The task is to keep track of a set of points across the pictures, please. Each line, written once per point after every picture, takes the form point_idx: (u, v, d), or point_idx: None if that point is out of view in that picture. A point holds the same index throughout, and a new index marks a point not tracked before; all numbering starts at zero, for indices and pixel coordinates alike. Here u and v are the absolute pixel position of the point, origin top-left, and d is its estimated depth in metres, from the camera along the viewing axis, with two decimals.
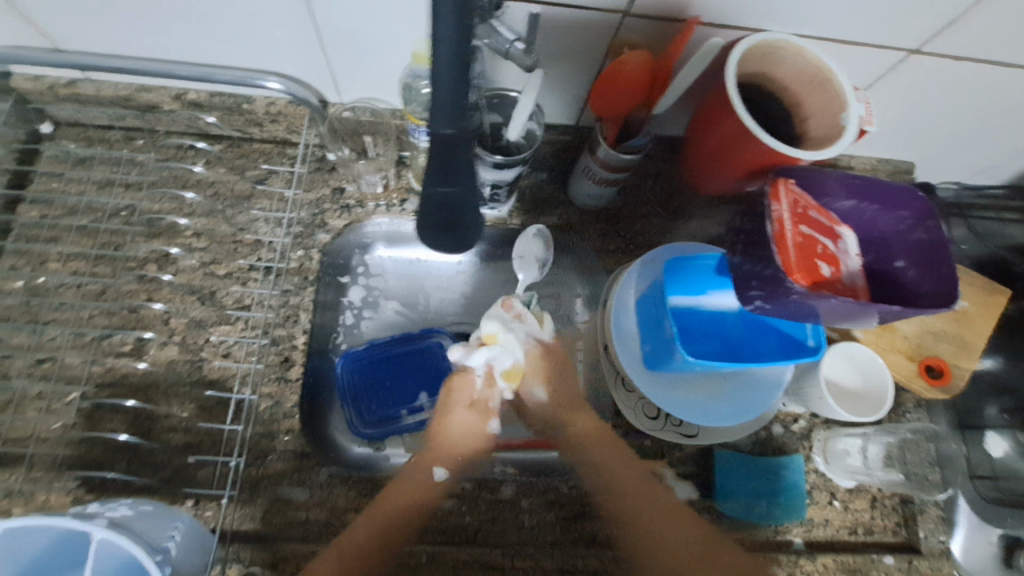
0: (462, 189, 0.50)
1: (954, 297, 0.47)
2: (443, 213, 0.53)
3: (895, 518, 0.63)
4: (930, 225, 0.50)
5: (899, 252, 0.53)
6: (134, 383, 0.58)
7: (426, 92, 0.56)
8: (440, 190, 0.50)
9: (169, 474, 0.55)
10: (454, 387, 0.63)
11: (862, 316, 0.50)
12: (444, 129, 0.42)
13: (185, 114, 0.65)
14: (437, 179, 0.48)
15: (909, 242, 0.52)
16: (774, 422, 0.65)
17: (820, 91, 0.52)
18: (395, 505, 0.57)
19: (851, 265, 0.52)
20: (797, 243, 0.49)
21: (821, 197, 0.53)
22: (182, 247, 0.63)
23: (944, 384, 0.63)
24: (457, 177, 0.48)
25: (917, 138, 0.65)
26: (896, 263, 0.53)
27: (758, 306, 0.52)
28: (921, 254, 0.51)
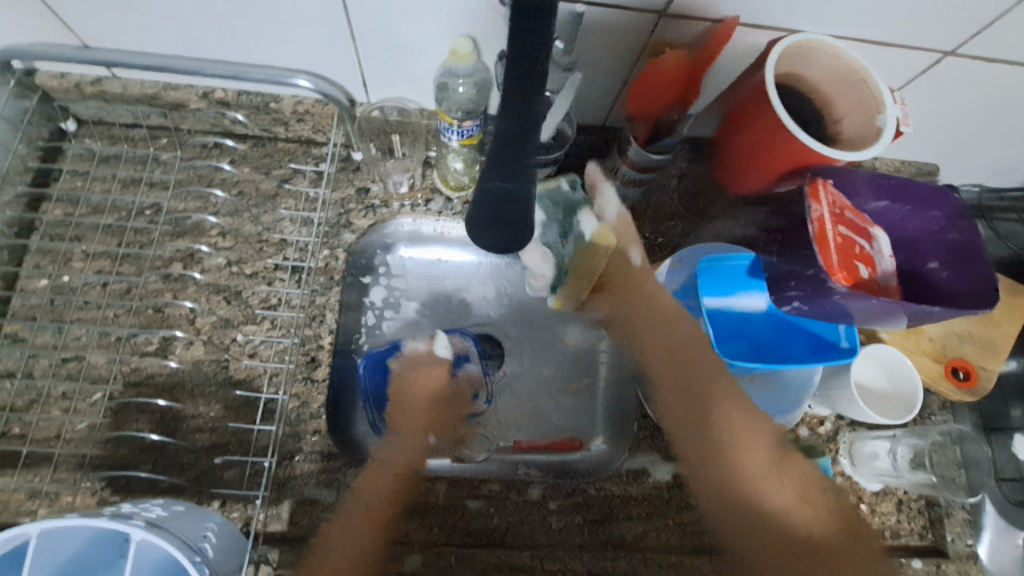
0: (520, 185, 0.50)
1: (993, 297, 0.48)
2: (499, 214, 0.53)
3: (921, 521, 0.63)
4: (964, 225, 0.51)
5: (930, 253, 0.53)
6: (161, 383, 0.58)
7: (462, 91, 0.57)
8: (499, 184, 0.49)
9: (197, 474, 0.55)
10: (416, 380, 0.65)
11: (896, 317, 0.50)
12: (507, 122, 0.43)
13: (211, 113, 0.64)
14: (497, 172, 0.49)
15: (940, 243, 0.53)
16: (800, 424, 0.65)
17: (854, 91, 0.52)
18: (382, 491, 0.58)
19: (885, 265, 0.52)
20: (837, 243, 0.50)
21: (853, 199, 0.53)
22: (207, 246, 0.63)
23: (970, 386, 0.63)
24: (518, 174, 0.49)
25: (942, 140, 0.65)
26: (928, 264, 0.53)
27: (795, 306, 0.52)
28: (953, 255, 0.52)
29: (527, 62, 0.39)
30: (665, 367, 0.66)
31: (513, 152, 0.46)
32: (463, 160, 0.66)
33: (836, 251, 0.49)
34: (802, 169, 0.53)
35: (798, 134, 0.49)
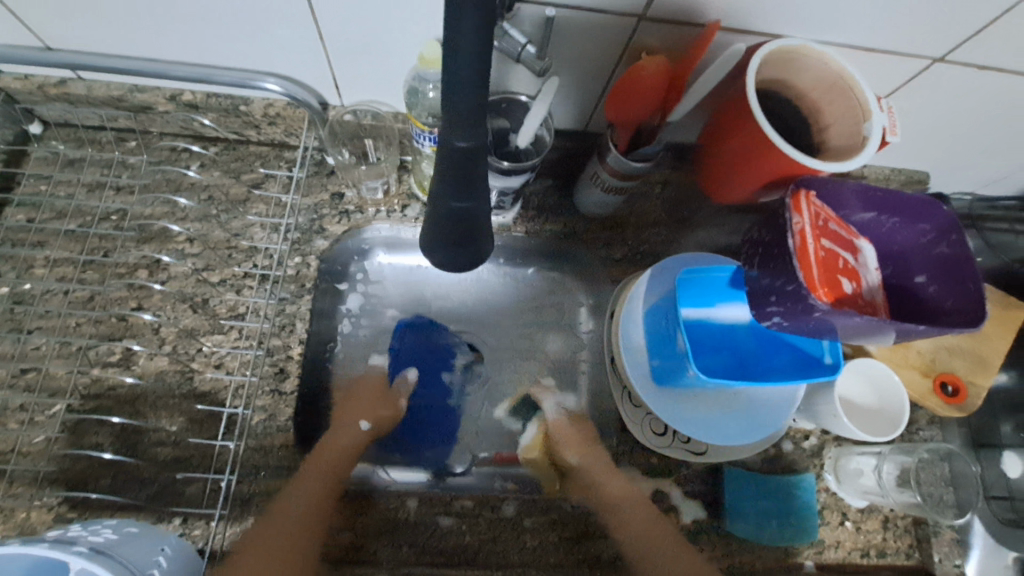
0: (476, 204, 0.48)
1: (981, 315, 0.45)
2: (457, 234, 0.51)
3: (908, 539, 0.61)
4: (954, 239, 0.48)
5: (921, 268, 0.51)
6: (122, 395, 0.56)
7: (433, 96, 0.55)
8: (455, 206, 0.47)
9: (156, 491, 0.53)
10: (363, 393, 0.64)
11: (880, 334, 0.48)
12: (459, 141, 0.41)
13: (180, 115, 0.62)
14: (452, 191, 0.46)
15: (930, 257, 0.50)
16: (784, 439, 0.63)
17: (842, 98, 0.50)
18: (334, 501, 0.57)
19: (870, 280, 0.51)
20: (819, 259, 0.47)
21: (838, 210, 0.52)
22: (174, 253, 0.61)
23: (959, 401, 0.61)
24: (473, 190, 0.46)
25: (933, 147, 0.64)
26: (916, 278, 0.51)
27: (775, 322, 0.50)
28: (942, 270, 0.49)
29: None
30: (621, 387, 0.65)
31: (466, 168, 0.44)
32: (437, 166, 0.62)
33: (818, 266, 0.47)
34: (784, 178, 0.52)
35: (781, 145, 0.48)
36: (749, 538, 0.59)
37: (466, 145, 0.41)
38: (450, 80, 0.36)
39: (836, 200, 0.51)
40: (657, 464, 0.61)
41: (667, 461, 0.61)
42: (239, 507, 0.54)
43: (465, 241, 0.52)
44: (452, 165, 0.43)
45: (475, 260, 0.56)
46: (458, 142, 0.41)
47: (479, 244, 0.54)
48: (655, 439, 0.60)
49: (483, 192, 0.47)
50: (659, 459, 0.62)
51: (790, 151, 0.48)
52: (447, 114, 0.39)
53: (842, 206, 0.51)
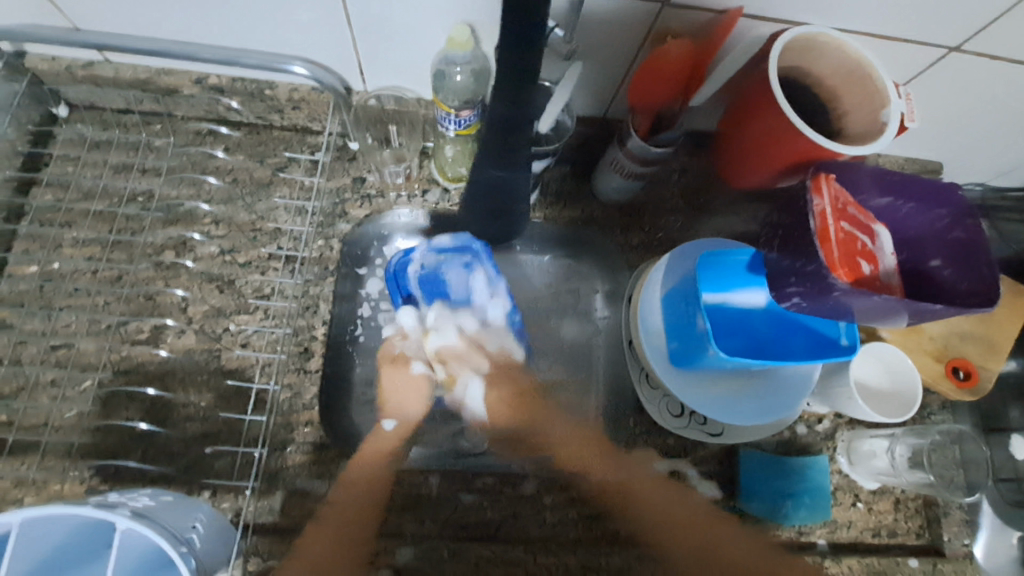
0: (514, 175, 0.52)
1: (994, 297, 0.47)
2: (498, 203, 0.58)
3: (918, 521, 0.63)
4: (968, 224, 0.49)
5: (935, 251, 0.52)
6: (152, 371, 0.57)
7: (459, 80, 0.56)
8: (494, 174, 0.52)
9: (187, 464, 0.55)
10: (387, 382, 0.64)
11: (894, 316, 0.49)
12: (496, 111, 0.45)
13: (206, 98, 0.63)
14: (493, 161, 0.51)
15: (944, 242, 0.51)
16: (797, 422, 0.65)
17: (860, 85, 0.51)
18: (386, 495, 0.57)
19: (888, 264, 0.51)
20: (840, 238, 0.48)
21: (856, 195, 0.53)
22: (201, 234, 0.62)
23: (971, 385, 0.62)
24: (512, 163, 0.50)
25: (948, 135, 0.64)
26: (931, 263, 0.52)
27: (794, 303, 0.52)
28: (956, 253, 0.50)
29: (524, 51, 0.39)
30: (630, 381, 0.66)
31: (504, 140, 0.48)
32: (460, 150, 0.64)
33: (838, 246, 0.47)
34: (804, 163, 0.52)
35: (804, 129, 0.48)
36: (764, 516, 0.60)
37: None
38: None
39: (854, 185, 0.52)
40: (673, 445, 0.62)
41: (683, 443, 0.63)
42: (267, 481, 0.55)
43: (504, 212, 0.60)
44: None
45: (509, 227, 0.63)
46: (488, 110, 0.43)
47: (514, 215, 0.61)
48: (672, 421, 0.61)
49: (523, 166, 0.51)
50: (675, 441, 0.63)
51: (812, 135, 0.48)
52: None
53: (859, 191, 0.52)
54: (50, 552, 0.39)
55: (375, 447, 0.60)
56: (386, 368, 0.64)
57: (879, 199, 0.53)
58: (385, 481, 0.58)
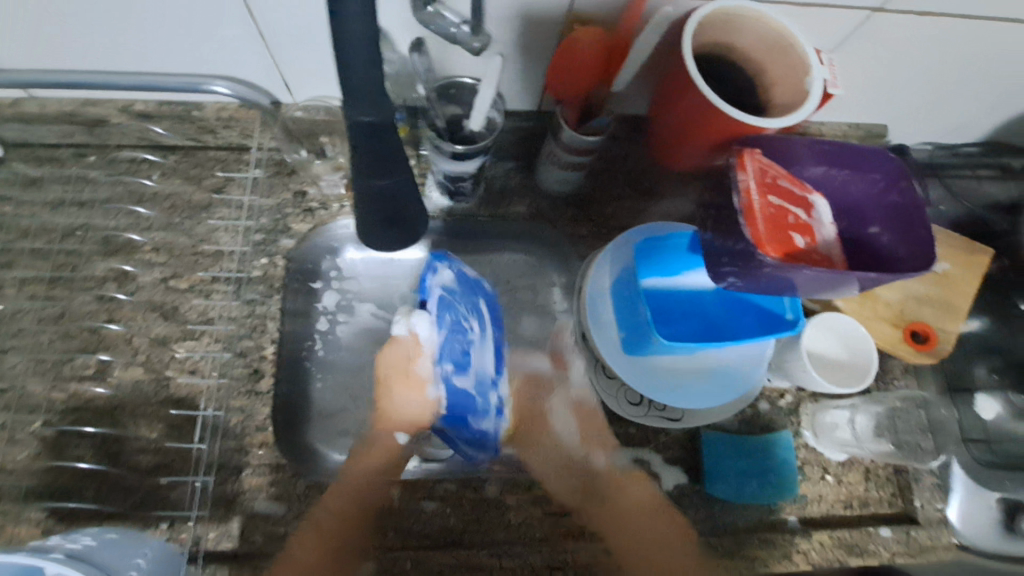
0: (399, 180, 0.50)
1: (932, 259, 0.46)
2: (391, 211, 0.53)
3: (890, 489, 0.62)
4: (903, 187, 0.49)
5: (873, 220, 0.51)
6: (100, 407, 0.57)
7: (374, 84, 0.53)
8: (378, 183, 0.49)
9: (141, 497, 0.54)
10: (387, 400, 0.61)
11: (840, 286, 0.49)
12: (363, 116, 0.43)
13: (135, 125, 0.62)
14: (370, 171, 0.48)
15: (882, 207, 0.51)
16: (760, 399, 0.64)
17: (781, 57, 0.50)
18: (337, 510, 0.56)
19: (826, 234, 0.51)
20: (767, 214, 0.48)
21: (790, 166, 0.52)
22: (140, 263, 0.61)
23: (931, 347, 0.62)
24: (393, 168, 0.49)
25: (888, 95, 0.63)
26: (870, 229, 0.51)
27: (731, 283, 0.51)
28: (895, 218, 0.50)
29: None
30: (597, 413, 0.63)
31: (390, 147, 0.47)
32: None
33: (765, 221, 0.47)
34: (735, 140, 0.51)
35: (726, 109, 0.47)
36: (732, 500, 0.60)
37: (371, 119, 0.43)
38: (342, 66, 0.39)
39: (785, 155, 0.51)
40: (635, 435, 0.62)
41: (644, 430, 0.62)
42: (222, 507, 0.55)
43: (396, 220, 0.54)
44: (376, 140, 0.45)
45: (405, 239, 0.57)
46: (362, 117, 0.43)
47: (412, 218, 0.55)
48: (631, 410, 0.61)
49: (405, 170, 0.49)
50: (638, 430, 0.62)
51: (736, 115, 0.47)
52: (351, 94, 0.41)
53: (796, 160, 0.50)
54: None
55: (343, 497, 0.57)
56: (394, 384, 0.61)
57: (816, 168, 0.52)
58: (349, 496, 0.57)
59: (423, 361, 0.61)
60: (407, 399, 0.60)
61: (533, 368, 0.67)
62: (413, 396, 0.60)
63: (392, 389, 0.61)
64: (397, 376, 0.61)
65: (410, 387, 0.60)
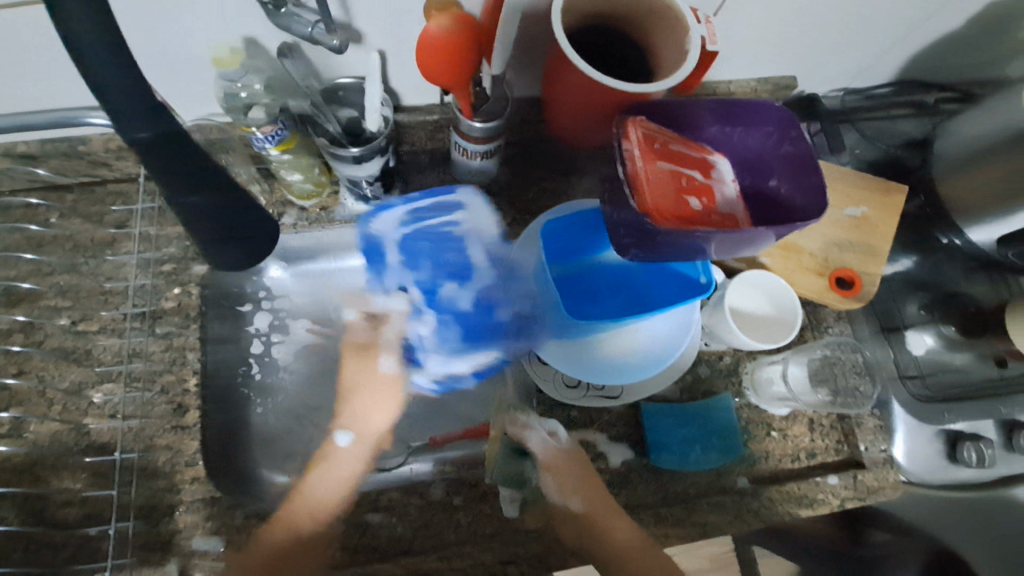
0: (215, 195, 0.47)
1: (823, 206, 0.47)
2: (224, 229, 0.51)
3: (836, 436, 0.63)
4: (795, 135, 0.49)
5: (776, 171, 0.51)
6: (18, 464, 0.54)
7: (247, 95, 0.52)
8: (190, 201, 0.46)
9: (71, 552, 0.52)
10: (346, 378, 0.66)
11: (748, 244, 0.48)
12: (139, 133, 0.38)
13: (20, 168, 0.60)
14: (179, 190, 0.45)
15: (781, 157, 0.50)
16: (699, 364, 0.64)
17: (660, 17, 0.49)
18: (270, 546, 0.54)
19: (726, 192, 0.51)
20: (659, 179, 0.48)
21: (688, 129, 0.51)
22: (45, 311, 0.59)
23: (857, 292, 0.62)
24: (208, 185, 0.45)
25: (785, 49, 0.63)
26: (771, 181, 0.51)
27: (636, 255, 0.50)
28: (793, 168, 0.50)
29: None
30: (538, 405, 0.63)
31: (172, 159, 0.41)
32: (298, 171, 0.60)
33: (653, 189, 0.47)
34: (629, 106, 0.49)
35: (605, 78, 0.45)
36: (678, 469, 0.60)
37: (150, 135, 0.39)
38: (98, 82, 0.35)
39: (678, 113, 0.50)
40: (577, 417, 0.61)
41: (586, 411, 0.62)
42: (157, 550, 0.53)
43: (237, 235, 0.52)
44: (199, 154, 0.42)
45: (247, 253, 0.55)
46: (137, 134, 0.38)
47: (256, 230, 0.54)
48: (568, 393, 0.61)
49: (217, 186, 0.46)
50: (580, 412, 0.62)
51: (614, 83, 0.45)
52: None
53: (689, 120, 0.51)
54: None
55: (279, 529, 0.55)
56: (350, 362, 0.66)
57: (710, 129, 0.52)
58: (286, 530, 0.55)
59: (391, 327, 0.65)
60: (357, 370, 0.65)
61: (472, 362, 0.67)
62: (370, 368, 0.65)
63: (347, 365, 0.66)
64: (353, 351, 0.66)
65: (378, 353, 0.66)
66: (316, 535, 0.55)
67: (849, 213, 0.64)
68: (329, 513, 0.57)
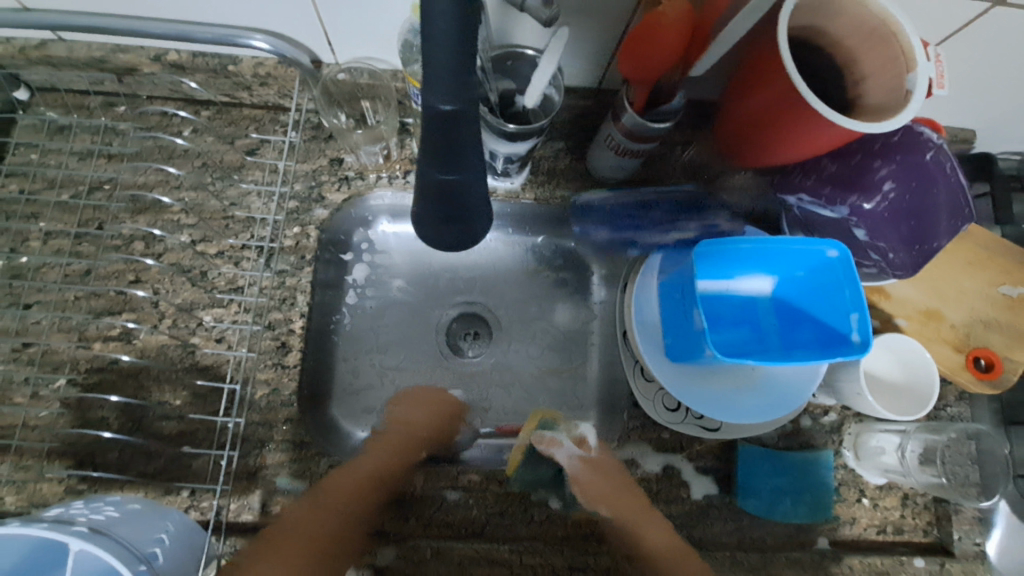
0: (469, 175, 0.41)
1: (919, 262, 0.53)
2: (449, 206, 0.43)
3: (927, 517, 0.59)
4: (942, 180, 0.50)
5: (921, 212, 0.51)
6: (124, 369, 0.55)
7: None
8: (442, 177, 0.40)
9: (164, 465, 0.53)
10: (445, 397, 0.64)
11: (893, 251, 0.52)
12: (444, 104, 0.36)
13: (167, 76, 0.58)
14: (439, 161, 0.39)
15: (939, 195, 0.51)
16: (802, 414, 0.61)
17: (881, 46, 0.43)
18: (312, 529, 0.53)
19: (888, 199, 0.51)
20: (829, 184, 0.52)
21: (874, 158, 0.50)
22: (168, 224, 0.59)
23: (993, 377, 0.58)
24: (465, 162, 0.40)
25: (983, 102, 0.57)
26: (928, 216, 0.51)
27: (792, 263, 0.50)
28: (942, 211, 0.51)
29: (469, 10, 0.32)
30: (629, 421, 0.61)
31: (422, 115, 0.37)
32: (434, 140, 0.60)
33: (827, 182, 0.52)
34: (809, 127, 0.45)
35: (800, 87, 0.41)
36: (760, 515, 0.58)
37: (452, 108, 0.36)
38: None
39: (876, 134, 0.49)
40: (668, 440, 0.60)
41: (678, 437, 0.60)
42: (245, 480, 0.54)
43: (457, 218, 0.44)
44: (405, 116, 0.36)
45: (467, 236, 0.47)
46: (441, 105, 0.36)
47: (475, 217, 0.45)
48: (667, 415, 0.58)
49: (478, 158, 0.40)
50: (671, 435, 0.60)
51: (813, 100, 0.41)
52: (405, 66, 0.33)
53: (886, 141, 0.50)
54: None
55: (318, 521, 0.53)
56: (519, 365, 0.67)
57: (929, 158, 0.50)
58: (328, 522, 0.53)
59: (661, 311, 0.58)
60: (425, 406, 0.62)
61: (551, 351, 0.67)
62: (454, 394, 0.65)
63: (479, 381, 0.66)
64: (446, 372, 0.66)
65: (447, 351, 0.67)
66: (473, 515, 0.56)
67: (1003, 291, 0.60)
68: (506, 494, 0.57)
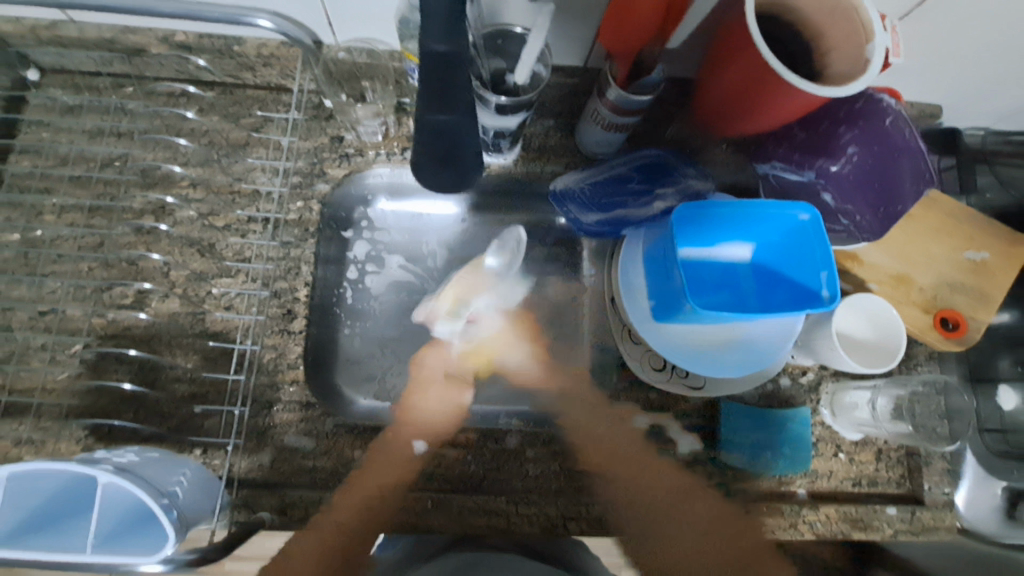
0: (460, 118, 0.45)
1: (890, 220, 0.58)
2: (445, 149, 0.48)
3: (900, 470, 0.63)
4: (903, 144, 0.56)
5: (885, 174, 0.57)
6: (137, 335, 0.58)
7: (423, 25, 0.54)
8: (436, 119, 0.45)
9: (177, 424, 0.56)
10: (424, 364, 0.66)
11: (868, 212, 0.58)
12: (436, 44, 0.40)
13: (173, 57, 0.61)
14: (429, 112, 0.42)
15: (901, 158, 0.57)
16: (782, 374, 0.65)
17: (844, 21, 0.47)
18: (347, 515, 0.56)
19: (858, 163, 0.57)
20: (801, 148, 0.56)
21: (841, 125, 0.55)
22: (178, 197, 0.62)
23: (959, 336, 0.62)
24: (457, 104, 0.44)
25: (947, 78, 0.61)
26: (894, 178, 0.57)
27: (765, 217, 0.54)
28: (907, 172, 0.57)
29: None
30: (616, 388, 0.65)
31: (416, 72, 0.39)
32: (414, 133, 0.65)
33: (799, 151, 0.56)
34: (778, 96, 0.48)
35: (767, 57, 0.45)
36: (744, 468, 0.62)
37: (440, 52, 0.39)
38: None
39: (840, 101, 0.54)
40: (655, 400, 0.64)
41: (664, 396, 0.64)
42: (255, 438, 0.57)
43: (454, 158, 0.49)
44: None
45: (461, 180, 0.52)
46: None
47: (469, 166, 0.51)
48: (654, 375, 0.62)
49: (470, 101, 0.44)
50: (658, 395, 0.64)
51: (780, 71, 0.45)
52: None
53: (849, 109, 0.55)
54: (29, 509, 0.40)
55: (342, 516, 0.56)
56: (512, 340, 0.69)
57: (886, 122, 0.55)
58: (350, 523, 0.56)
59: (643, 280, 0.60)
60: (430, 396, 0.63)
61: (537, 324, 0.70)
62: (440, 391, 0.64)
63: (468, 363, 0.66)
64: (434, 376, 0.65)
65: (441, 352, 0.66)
66: (471, 470, 0.60)
67: (968, 256, 0.64)
68: (502, 453, 0.61)
